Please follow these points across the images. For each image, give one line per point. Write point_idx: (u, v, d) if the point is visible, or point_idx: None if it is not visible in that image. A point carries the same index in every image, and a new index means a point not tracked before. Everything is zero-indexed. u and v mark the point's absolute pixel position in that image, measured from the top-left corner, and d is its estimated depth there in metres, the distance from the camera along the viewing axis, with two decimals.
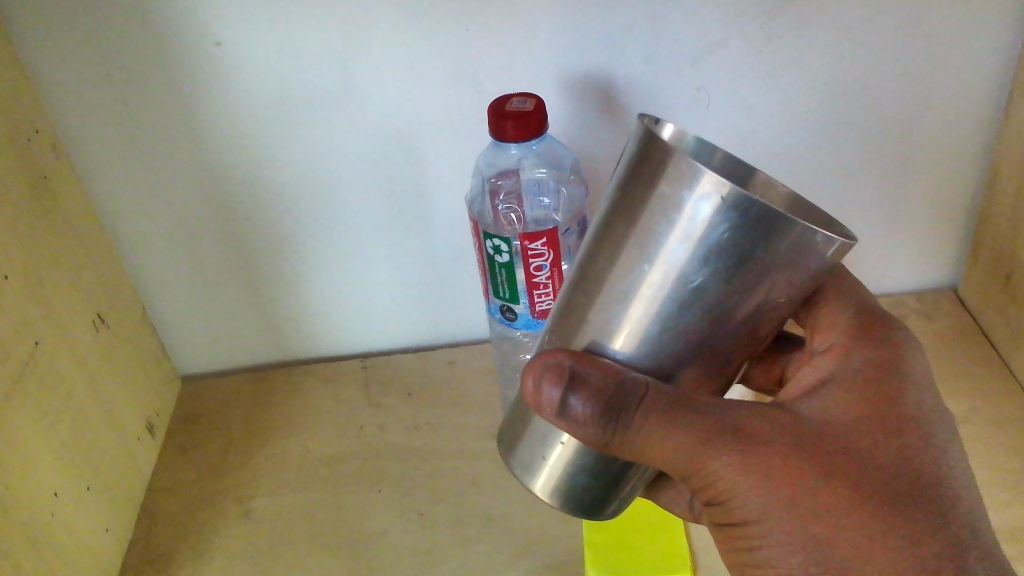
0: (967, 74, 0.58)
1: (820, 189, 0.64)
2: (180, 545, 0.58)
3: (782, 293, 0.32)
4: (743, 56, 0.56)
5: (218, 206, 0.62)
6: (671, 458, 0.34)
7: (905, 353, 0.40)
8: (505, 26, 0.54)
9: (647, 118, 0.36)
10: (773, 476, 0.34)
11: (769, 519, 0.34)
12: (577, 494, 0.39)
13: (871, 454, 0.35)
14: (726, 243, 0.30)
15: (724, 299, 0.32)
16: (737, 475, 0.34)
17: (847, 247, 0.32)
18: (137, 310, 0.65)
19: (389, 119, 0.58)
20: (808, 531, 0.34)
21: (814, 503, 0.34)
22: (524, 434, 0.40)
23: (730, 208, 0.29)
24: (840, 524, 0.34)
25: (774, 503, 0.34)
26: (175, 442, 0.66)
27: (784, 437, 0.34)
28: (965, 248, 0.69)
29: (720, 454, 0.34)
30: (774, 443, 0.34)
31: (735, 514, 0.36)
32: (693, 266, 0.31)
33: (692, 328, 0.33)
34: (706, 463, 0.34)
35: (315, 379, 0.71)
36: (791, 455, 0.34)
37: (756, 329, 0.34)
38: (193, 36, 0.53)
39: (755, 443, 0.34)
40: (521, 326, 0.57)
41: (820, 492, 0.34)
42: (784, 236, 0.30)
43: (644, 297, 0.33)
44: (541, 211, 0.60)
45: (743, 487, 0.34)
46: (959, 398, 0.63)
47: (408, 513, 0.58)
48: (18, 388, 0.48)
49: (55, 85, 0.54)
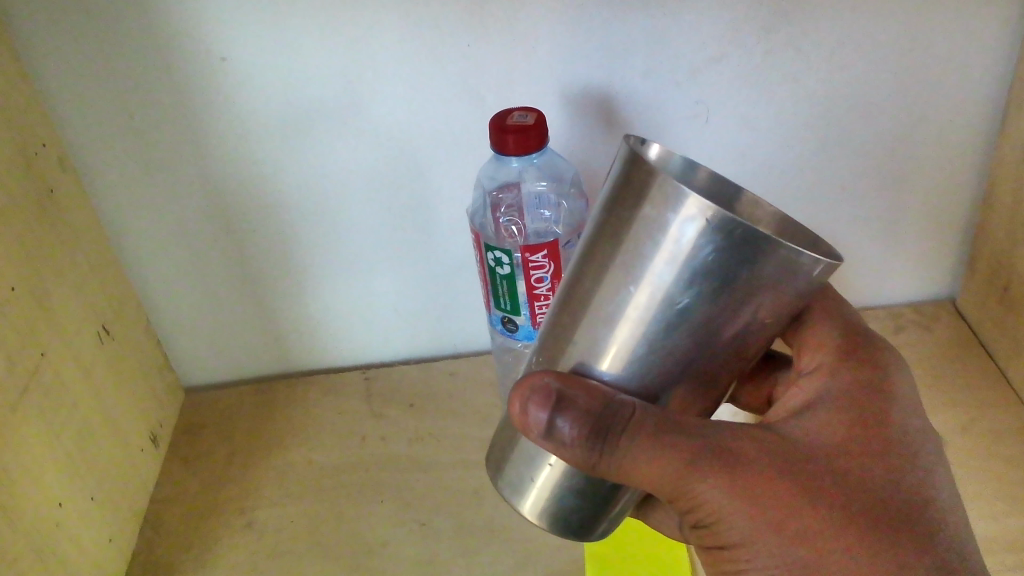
0: (964, 86, 0.59)
1: (819, 202, 0.65)
2: (183, 556, 0.58)
3: (768, 314, 0.33)
4: (741, 69, 0.56)
5: (223, 219, 0.62)
6: (658, 480, 0.35)
7: (891, 372, 0.40)
8: (507, 40, 0.54)
9: (632, 139, 0.36)
10: (758, 498, 0.34)
11: (755, 543, 0.35)
12: (565, 515, 0.39)
13: (856, 475, 0.35)
14: (712, 265, 0.30)
15: (709, 320, 0.32)
16: (722, 496, 0.34)
17: (833, 268, 0.33)
18: (142, 321, 0.65)
19: (392, 133, 0.58)
20: (793, 555, 0.34)
21: (801, 525, 0.34)
22: (513, 454, 0.40)
23: (715, 230, 0.29)
24: (827, 545, 0.34)
25: (759, 526, 0.34)
26: (178, 452, 0.66)
27: (769, 459, 0.35)
28: (963, 259, 0.70)
29: (707, 476, 0.34)
30: (761, 465, 0.35)
31: (721, 537, 0.36)
32: (678, 288, 0.31)
33: (678, 349, 0.33)
34: (693, 483, 0.34)
35: (317, 391, 0.71)
36: (776, 477, 0.34)
37: (744, 350, 0.34)
38: (199, 51, 0.53)
39: (741, 465, 0.34)
40: (522, 337, 0.57)
41: (805, 515, 0.34)
42: (769, 258, 0.30)
43: (630, 319, 0.33)
44: (542, 224, 0.61)
45: (730, 508, 0.34)
46: (958, 409, 0.63)
47: (411, 524, 0.59)
48: (24, 399, 0.48)
49: (60, 99, 0.55)
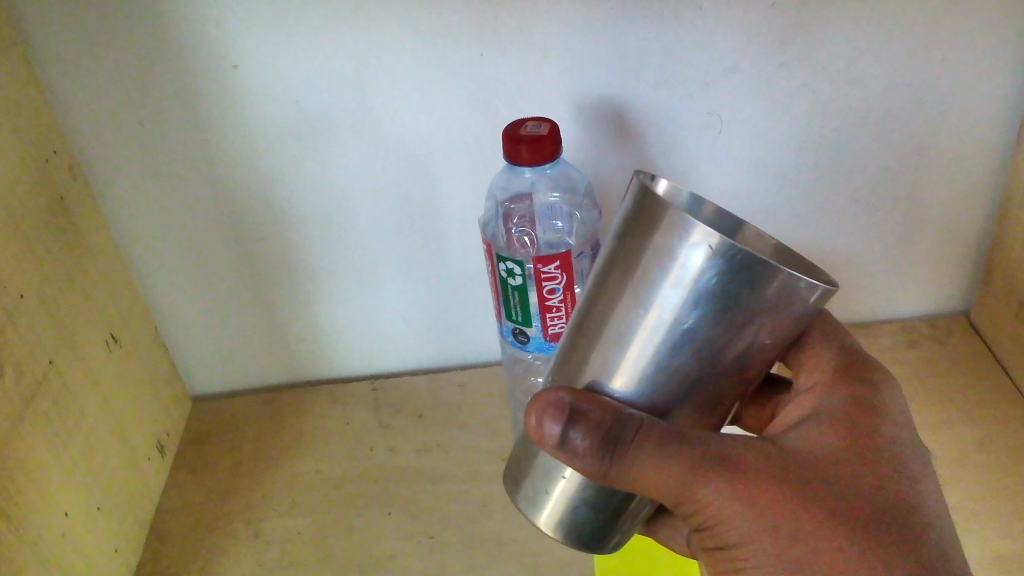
0: (980, 98, 0.58)
1: (833, 214, 0.64)
2: (189, 568, 0.57)
3: (770, 339, 0.33)
4: (756, 79, 0.56)
5: (232, 227, 0.62)
6: (666, 488, 0.34)
7: (886, 388, 0.40)
8: (521, 49, 0.54)
9: (642, 175, 0.36)
10: (761, 503, 0.34)
11: (758, 547, 0.34)
12: (579, 528, 0.38)
13: (853, 482, 0.35)
14: (716, 288, 0.30)
15: (714, 343, 0.32)
16: (726, 502, 0.34)
17: (830, 295, 0.33)
18: (150, 328, 0.65)
19: (405, 143, 0.58)
20: (795, 559, 0.34)
21: (811, 538, 0.34)
22: (528, 467, 0.40)
23: (719, 254, 0.30)
24: (829, 549, 0.33)
25: (763, 532, 0.34)
26: (184, 461, 0.66)
27: (770, 466, 0.34)
28: (978, 272, 0.69)
29: (712, 483, 0.34)
30: (763, 472, 0.34)
31: (725, 543, 0.35)
32: (684, 311, 0.31)
33: (683, 372, 0.33)
34: (700, 491, 0.34)
35: (325, 401, 0.71)
36: (777, 483, 0.34)
37: (746, 373, 0.34)
38: (212, 58, 0.53)
39: (743, 472, 0.34)
40: (533, 349, 0.56)
41: (807, 518, 0.34)
42: (770, 282, 0.30)
43: (637, 345, 0.33)
44: (554, 235, 0.60)
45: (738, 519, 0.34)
46: (974, 424, 0.62)
47: (418, 537, 0.58)
48: (31, 408, 0.48)
49: (72, 106, 0.55)
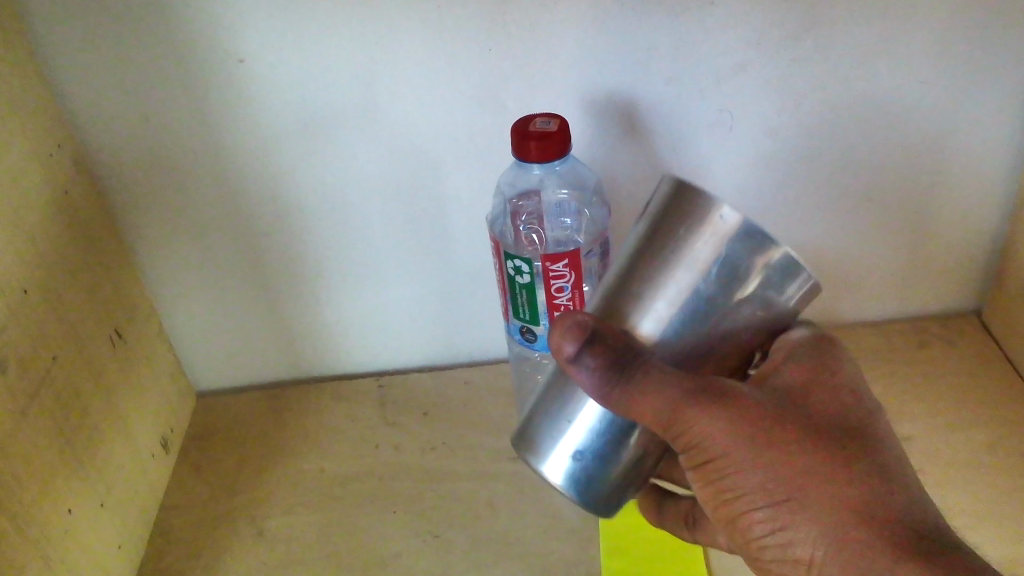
0: (995, 96, 0.58)
1: (844, 213, 0.63)
2: (193, 565, 0.57)
3: (762, 320, 0.36)
4: (768, 76, 0.55)
5: (238, 222, 0.61)
6: (659, 412, 0.35)
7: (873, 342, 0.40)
8: (530, 45, 0.53)
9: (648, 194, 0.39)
10: (746, 431, 0.34)
11: (738, 475, 0.35)
12: (585, 479, 0.38)
13: (836, 425, 0.36)
14: (729, 257, 0.34)
15: (720, 314, 0.35)
16: (712, 428, 0.34)
17: (813, 293, 0.37)
18: (155, 324, 0.65)
19: (413, 139, 0.57)
20: (774, 489, 0.34)
21: (794, 461, 0.34)
22: (531, 422, 0.40)
23: (735, 224, 0.34)
24: (807, 482, 0.34)
25: (744, 458, 0.34)
26: (188, 458, 0.66)
27: (758, 400, 0.35)
28: (990, 272, 0.68)
29: (701, 409, 0.34)
30: (751, 404, 0.35)
31: (708, 472, 0.36)
32: (698, 278, 0.35)
33: (689, 340, 0.36)
34: (689, 419, 0.34)
35: (331, 397, 0.70)
36: (763, 415, 0.35)
37: (741, 353, 0.37)
38: (218, 53, 0.53)
39: (732, 401, 0.35)
40: (541, 347, 0.56)
41: (788, 450, 0.34)
42: (775, 258, 0.34)
43: (649, 316, 0.36)
44: (562, 232, 0.59)
45: (724, 448, 0.34)
46: (985, 425, 0.62)
47: (424, 536, 0.58)
48: (35, 404, 0.48)
49: (77, 101, 0.54)
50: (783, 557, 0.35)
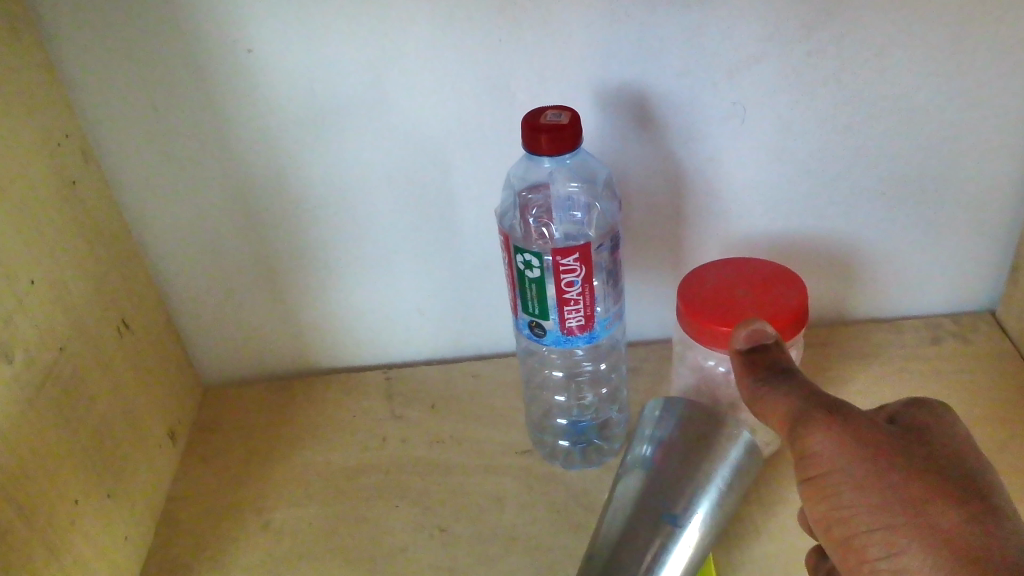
0: (1013, 90, 0.57)
1: (857, 208, 0.63)
2: (200, 557, 0.57)
3: None
4: (780, 70, 0.55)
5: (245, 213, 0.61)
6: (788, 429, 0.39)
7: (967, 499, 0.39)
8: (540, 35, 0.53)
9: None
10: (861, 456, 0.37)
11: (849, 498, 0.37)
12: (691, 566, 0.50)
13: (946, 471, 0.37)
14: None
15: None
16: (833, 449, 0.37)
17: None
18: (162, 315, 0.64)
19: (421, 131, 0.57)
20: (884, 511, 0.36)
21: (910, 488, 0.36)
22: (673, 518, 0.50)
23: None
24: (912, 508, 0.36)
25: (857, 481, 0.37)
26: (196, 450, 0.65)
27: (877, 436, 0.38)
28: (1005, 268, 0.67)
29: (821, 431, 0.38)
30: (871, 438, 0.38)
31: (822, 497, 0.38)
32: None
33: None
34: (809, 439, 0.38)
35: (338, 390, 0.70)
36: (881, 448, 0.37)
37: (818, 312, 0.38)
38: (225, 42, 0.52)
39: (854, 432, 0.38)
40: (550, 343, 0.55)
41: (896, 479, 0.36)
42: None
43: None
44: (573, 226, 0.57)
45: (844, 467, 0.37)
46: (998, 422, 0.61)
47: (431, 530, 0.57)
48: (42, 394, 0.47)
49: (84, 90, 0.54)
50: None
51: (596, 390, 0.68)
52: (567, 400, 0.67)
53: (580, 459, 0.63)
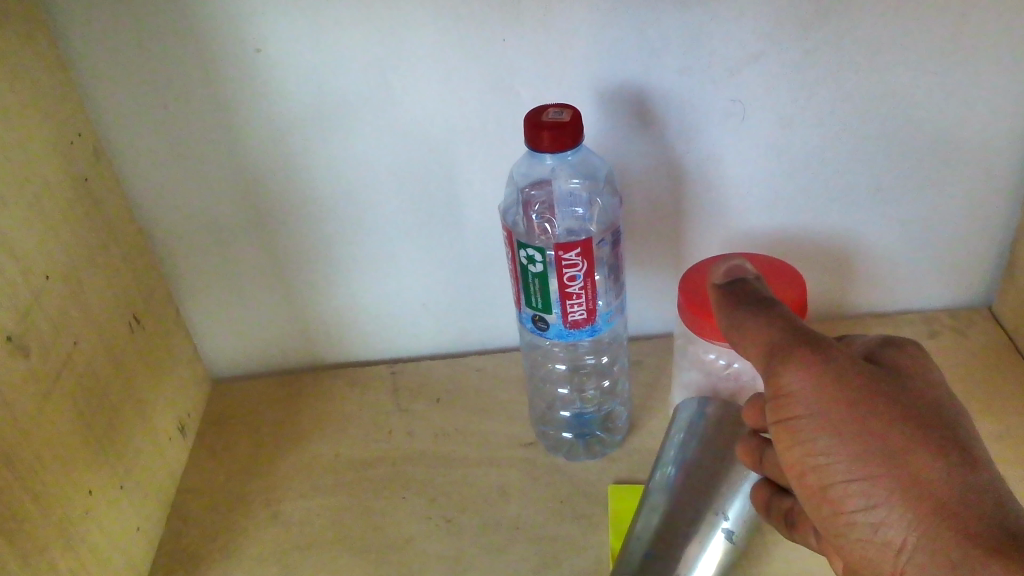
0: (1007, 88, 0.58)
1: (855, 204, 0.64)
2: (210, 547, 0.58)
3: None
4: (777, 68, 0.56)
5: (253, 210, 0.62)
6: (760, 360, 0.37)
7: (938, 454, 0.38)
8: (543, 34, 0.54)
9: None
10: (838, 398, 0.35)
11: (825, 442, 0.35)
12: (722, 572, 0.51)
13: (926, 418, 0.35)
14: None
15: None
16: (808, 388, 0.35)
17: None
18: (173, 311, 0.66)
19: (425, 129, 0.58)
20: (862, 460, 0.34)
21: (894, 438, 0.34)
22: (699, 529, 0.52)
23: None
24: (892, 459, 0.34)
25: (833, 425, 0.35)
26: (205, 443, 0.67)
27: (855, 375, 0.35)
28: (1001, 264, 0.68)
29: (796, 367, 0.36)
30: (848, 376, 0.35)
31: (795, 438, 0.36)
32: None
33: None
34: (783, 375, 0.36)
35: (344, 384, 0.71)
36: (858, 389, 0.35)
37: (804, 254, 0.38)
38: (234, 42, 0.53)
39: (831, 370, 0.35)
40: (552, 336, 0.56)
41: (876, 425, 0.34)
42: None
43: None
44: (575, 222, 0.58)
45: (825, 411, 0.35)
46: (993, 416, 0.62)
47: (436, 521, 0.59)
48: (56, 387, 0.49)
49: (97, 89, 0.55)
50: (871, 539, 0.35)
51: (597, 383, 0.69)
52: (569, 393, 0.68)
53: (584, 450, 0.64)
